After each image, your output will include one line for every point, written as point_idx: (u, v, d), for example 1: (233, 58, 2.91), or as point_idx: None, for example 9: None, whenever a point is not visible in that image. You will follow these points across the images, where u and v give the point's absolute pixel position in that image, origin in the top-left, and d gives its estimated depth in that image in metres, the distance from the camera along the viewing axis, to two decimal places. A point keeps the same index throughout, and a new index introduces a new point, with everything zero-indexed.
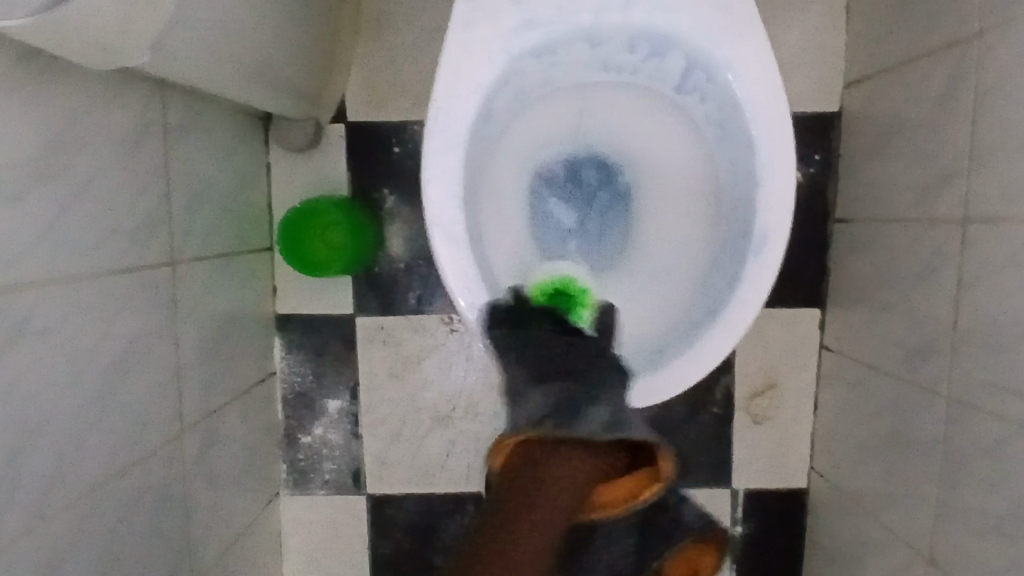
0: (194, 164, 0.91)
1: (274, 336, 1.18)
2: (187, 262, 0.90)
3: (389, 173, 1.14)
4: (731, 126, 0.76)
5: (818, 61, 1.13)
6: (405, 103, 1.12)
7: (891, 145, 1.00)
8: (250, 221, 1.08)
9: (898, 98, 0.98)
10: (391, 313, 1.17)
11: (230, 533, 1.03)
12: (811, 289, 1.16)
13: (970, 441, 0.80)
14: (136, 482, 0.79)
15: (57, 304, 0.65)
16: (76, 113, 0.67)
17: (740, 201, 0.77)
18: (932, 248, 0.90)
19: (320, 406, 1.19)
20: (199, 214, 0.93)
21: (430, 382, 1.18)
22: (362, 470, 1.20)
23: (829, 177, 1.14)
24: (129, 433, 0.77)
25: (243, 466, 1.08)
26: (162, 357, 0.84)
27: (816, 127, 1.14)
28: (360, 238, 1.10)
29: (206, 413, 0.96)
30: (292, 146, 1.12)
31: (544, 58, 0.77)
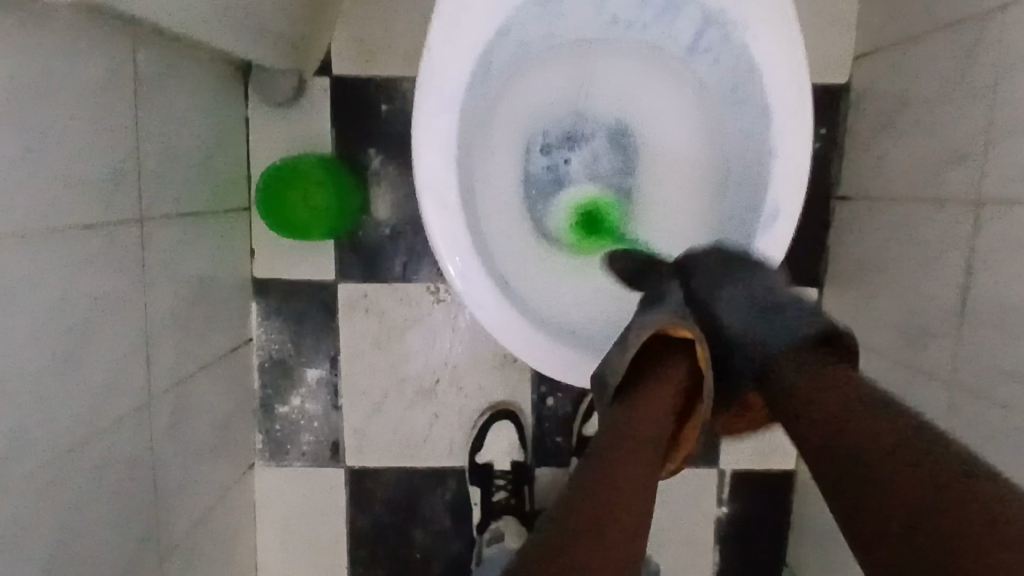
0: (165, 114, 0.84)
1: (251, 301, 1.12)
2: (159, 220, 0.84)
3: (376, 133, 1.08)
4: (743, 91, 0.71)
5: (829, 31, 1.08)
6: (394, 58, 1.06)
7: (900, 120, 0.96)
8: (226, 179, 1.02)
9: (911, 72, 0.94)
10: (375, 281, 1.12)
11: (202, 505, 0.99)
12: (809, 269, 1.13)
13: (972, 429, 0.79)
14: (102, 452, 0.74)
15: (11, 261, 0.59)
16: (40, 51, 0.61)
17: (750, 171, 0.73)
18: (940, 229, 0.87)
19: (299, 375, 1.15)
20: (171, 169, 0.86)
21: (415, 353, 1.14)
22: (341, 442, 1.16)
23: (832, 154, 1.10)
24: (94, 401, 0.73)
25: (217, 436, 1.03)
26: (130, 320, 0.79)
27: (822, 100, 1.10)
28: (344, 199, 1.05)
29: (178, 381, 0.91)
30: (273, 100, 1.05)
31: (547, 11, 0.72)
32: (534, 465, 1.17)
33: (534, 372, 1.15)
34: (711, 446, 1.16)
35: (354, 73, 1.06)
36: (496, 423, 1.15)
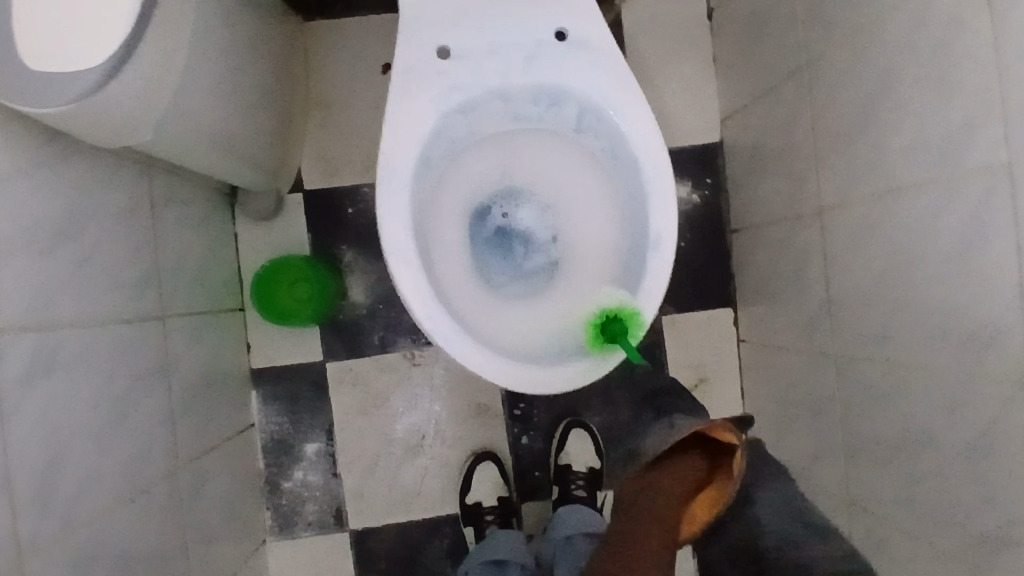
0: (176, 232, 1.04)
1: (251, 389, 1.28)
2: (174, 317, 1.02)
3: (346, 231, 1.29)
4: (620, 154, 0.95)
5: (699, 103, 1.36)
6: (354, 169, 1.29)
7: (761, 162, 1.21)
8: (224, 284, 1.21)
9: (760, 125, 1.20)
10: (357, 356, 1.29)
11: (222, 572, 1.10)
12: (722, 293, 1.34)
13: (855, 386, 0.97)
14: (140, 511, 0.88)
15: (69, 352, 0.76)
16: (87, 187, 0.82)
17: (637, 211, 0.95)
18: (802, 238, 1.09)
19: (300, 449, 1.28)
20: (182, 276, 1.06)
21: (400, 415, 1.30)
22: (343, 507, 1.29)
23: (721, 195, 1.35)
24: (132, 467, 0.87)
25: (231, 511, 1.15)
26: (156, 400, 0.95)
27: (704, 157, 1.36)
28: (324, 288, 1.24)
29: (195, 456, 1.05)
30: (259, 214, 1.25)
31: (467, 115, 0.95)
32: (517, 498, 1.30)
33: (505, 414, 1.31)
34: None
35: (322, 184, 1.29)
36: (481, 464, 1.28)
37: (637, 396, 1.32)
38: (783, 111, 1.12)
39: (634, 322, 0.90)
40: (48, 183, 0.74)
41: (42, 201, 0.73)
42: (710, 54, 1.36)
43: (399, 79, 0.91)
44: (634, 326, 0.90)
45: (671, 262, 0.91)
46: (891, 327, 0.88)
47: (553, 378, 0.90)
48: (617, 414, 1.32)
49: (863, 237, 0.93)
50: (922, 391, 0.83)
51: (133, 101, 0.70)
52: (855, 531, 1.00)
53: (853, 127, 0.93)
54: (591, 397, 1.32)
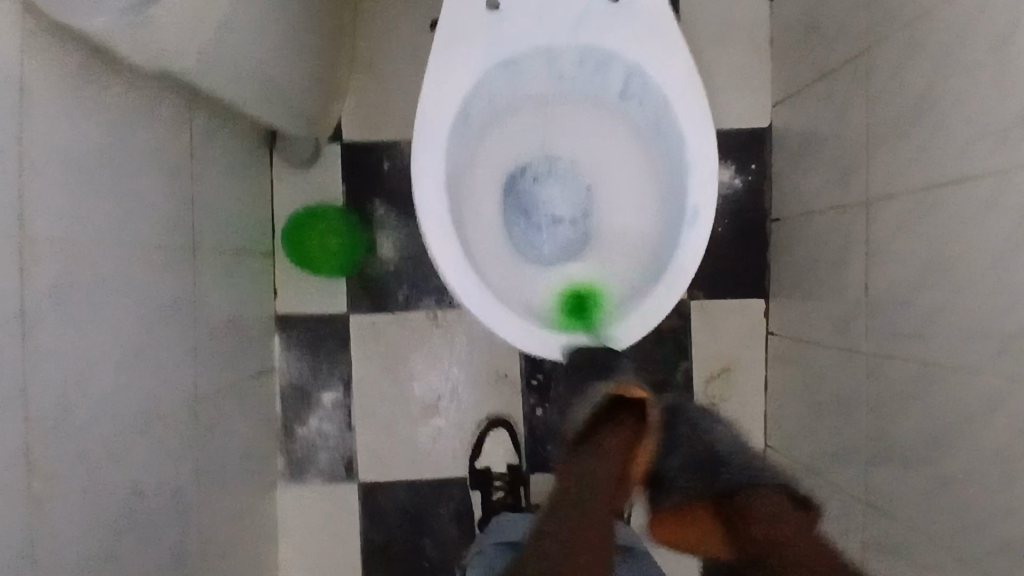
0: (212, 171, 1.06)
1: (275, 334, 1.29)
2: (204, 253, 1.03)
3: (380, 186, 1.29)
4: (663, 123, 0.93)
5: (749, 86, 1.32)
6: (393, 124, 1.28)
7: (808, 150, 1.17)
8: (256, 227, 1.22)
9: (811, 111, 1.16)
10: (381, 311, 1.29)
11: (232, 509, 1.12)
12: (756, 282, 1.31)
13: (885, 385, 0.94)
14: (157, 436, 0.90)
15: (94, 273, 0.77)
16: (126, 113, 0.83)
17: (676, 183, 0.93)
18: (844, 230, 1.05)
19: (317, 399, 1.30)
20: (215, 214, 1.07)
21: (418, 374, 1.30)
22: (354, 458, 1.30)
23: (765, 183, 1.31)
24: (151, 393, 0.89)
25: (245, 450, 1.17)
26: (180, 332, 0.96)
27: (751, 141, 1.32)
28: (354, 240, 1.25)
29: (214, 392, 1.07)
30: (294, 162, 1.26)
31: (510, 71, 0.94)
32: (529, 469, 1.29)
33: (523, 384, 1.30)
34: None
35: (360, 138, 1.29)
36: (493, 430, 1.29)
37: (658, 378, 1.30)
38: (836, 97, 1.07)
39: (664, 298, 0.88)
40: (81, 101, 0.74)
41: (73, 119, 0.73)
42: (767, 34, 1.31)
43: (445, 28, 0.89)
44: (665, 299, 0.88)
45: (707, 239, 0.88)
46: (927, 326, 0.85)
47: (574, 348, 0.89)
48: None
49: (907, 231, 0.89)
50: (954, 395, 0.80)
51: (173, 27, 0.70)
52: (869, 534, 0.98)
53: (909, 116, 0.89)
54: None
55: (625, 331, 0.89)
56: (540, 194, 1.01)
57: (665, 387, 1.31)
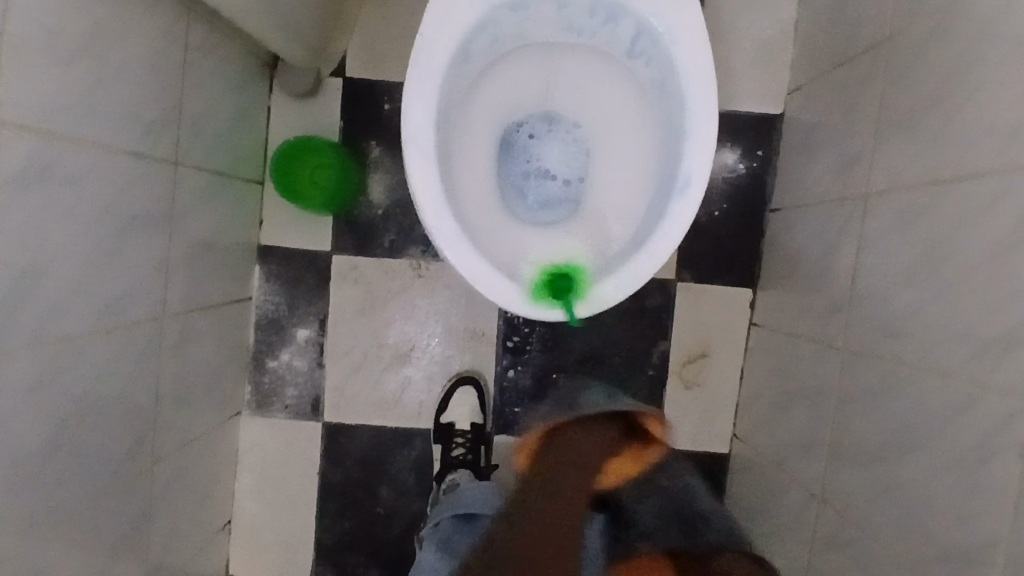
0: (205, 85, 1.03)
1: (255, 264, 1.28)
2: (188, 168, 1.02)
3: (378, 127, 1.26)
4: (668, 86, 0.91)
5: (766, 70, 1.28)
6: (398, 65, 1.26)
7: (815, 141, 1.14)
8: (246, 152, 1.20)
9: (823, 100, 1.13)
10: (365, 254, 1.28)
11: (190, 429, 1.12)
12: (745, 271, 1.29)
13: (856, 383, 0.93)
14: (118, 343, 0.89)
15: (66, 165, 0.75)
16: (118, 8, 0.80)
17: (673, 150, 0.91)
18: (839, 224, 1.03)
19: (291, 333, 1.29)
20: (204, 131, 1.05)
21: (394, 322, 1.29)
22: (321, 398, 1.29)
23: (768, 171, 1.28)
24: (116, 299, 0.88)
25: (211, 374, 1.17)
26: (154, 243, 0.95)
27: (760, 127, 1.29)
28: (344, 178, 1.23)
29: (185, 310, 1.06)
30: (292, 90, 1.24)
31: (518, 13, 0.91)
32: (490, 428, 1.30)
33: (498, 345, 1.29)
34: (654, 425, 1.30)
35: (363, 75, 1.26)
36: (461, 387, 1.29)
37: (634, 356, 1.29)
38: (850, 88, 1.04)
39: (643, 265, 0.87)
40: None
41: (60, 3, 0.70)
42: (791, 18, 1.27)
43: None
44: (646, 266, 0.87)
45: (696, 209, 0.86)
46: (907, 327, 0.83)
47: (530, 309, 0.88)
48: (610, 369, 1.29)
49: (901, 229, 0.87)
50: (923, 397, 0.78)
51: None
52: (821, 530, 0.97)
53: (920, 110, 0.86)
54: (587, 348, 1.29)
55: (601, 294, 0.87)
56: (534, 150, 1.02)
57: (640, 365, 1.29)
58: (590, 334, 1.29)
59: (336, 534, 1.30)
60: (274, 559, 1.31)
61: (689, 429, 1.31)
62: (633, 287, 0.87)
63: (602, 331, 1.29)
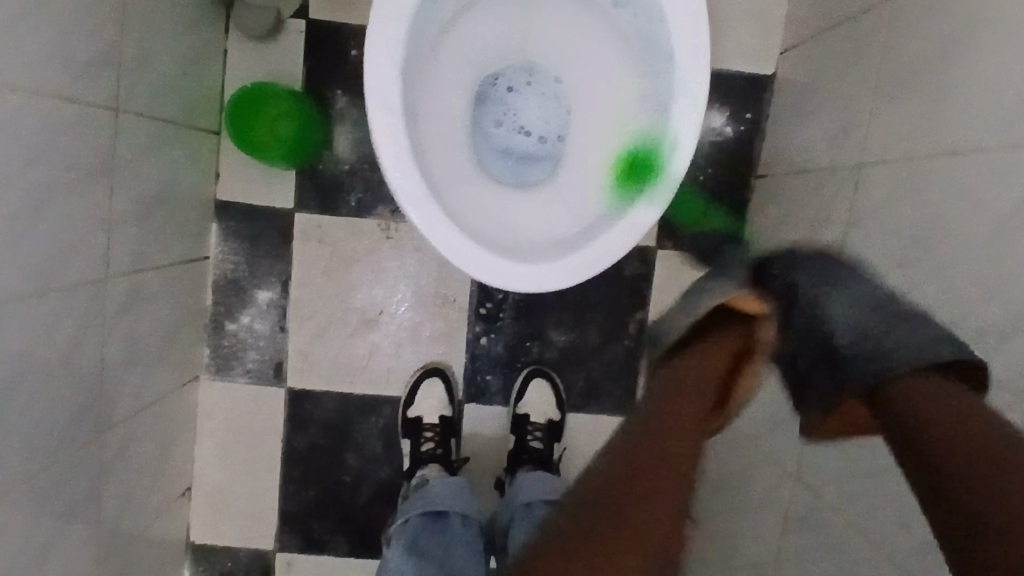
0: (150, 23, 0.93)
1: (212, 220, 1.20)
2: (131, 114, 0.93)
3: (344, 75, 1.17)
4: (655, 38, 0.84)
5: (758, 26, 1.21)
6: (365, 7, 1.16)
7: (808, 103, 1.09)
8: (199, 99, 1.10)
9: (819, 61, 1.07)
10: (330, 213, 1.20)
11: (143, 396, 1.06)
12: (728, 239, 1.25)
13: None
14: (55, 307, 0.82)
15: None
16: None
17: (659, 109, 0.84)
18: (829, 195, 0.99)
19: (251, 295, 1.22)
20: (149, 74, 0.95)
21: (361, 285, 1.22)
22: (284, 362, 1.23)
23: (757, 136, 1.22)
24: (51, 259, 0.80)
25: (164, 337, 1.10)
26: (94, 197, 0.87)
27: (750, 87, 1.22)
28: (306, 128, 1.14)
29: (133, 270, 0.98)
30: (252, 34, 1.14)
31: None
32: (460, 417, 1.26)
33: (470, 310, 1.24)
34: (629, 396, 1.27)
35: (327, 18, 1.16)
36: (427, 380, 1.23)
37: (611, 324, 1.25)
38: (849, 48, 0.98)
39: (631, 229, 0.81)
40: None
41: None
42: None
43: None
44: (626, 235, 0.81)
45: (683, 175, 0.81)
46: None
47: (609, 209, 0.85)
48: (585, 337, 1.25)
49: (897, 203, 0.82)
50: None
51: None
52: (793, 510, 0.96)
53: (925, 74, 0.80)
54: (563, 317, 1.25)
55: (580, 263, 0.82)
56: (512, 105, 0.97)
57: (616, 335, 1.25)
58: (565, 301, 1.25)
59: (300, 503, 1.27)
60: (236, 528, 1.27)
61: None
62: (611, 258, 0.82)
63: (578, 299, 1.24)
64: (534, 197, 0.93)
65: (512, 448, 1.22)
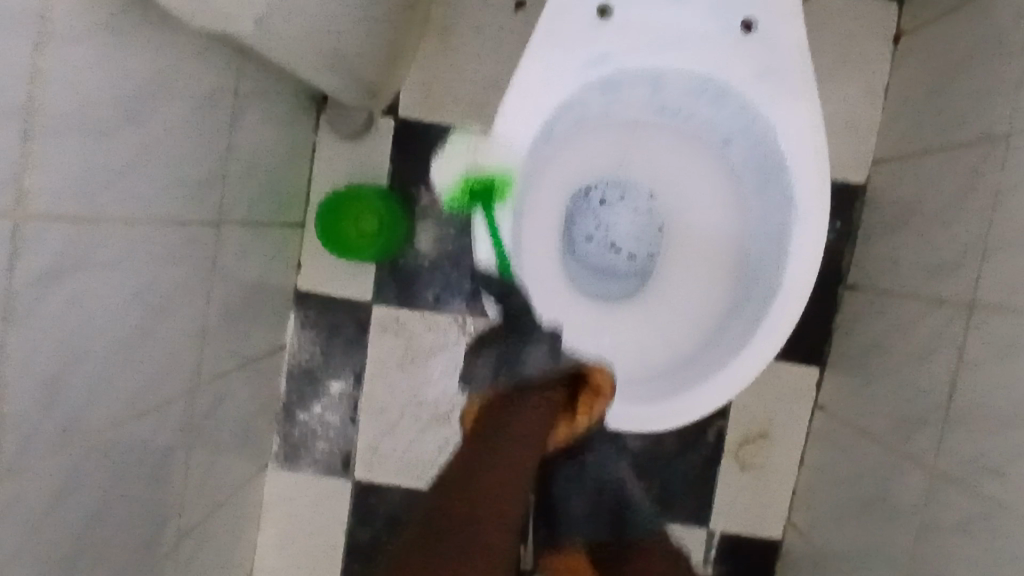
0: (254, 132, 0.95)
1: (291, 310, 1.20)
2: (230, 224, 0.94)
3: (430, 173, 1.18)
4: (772, 179, 0.83)
5: (850, 134, 1.20)
6: (456, 108, 1.17)
7: (911, 223, 1.06)
8: (290, 195, 1.12)
9: (924, 180, 1.04)
10: (408, 307, 1.20)
11: (219, 492, 1.05)
12: (813, 349, 1.21)
13: (952, 514, 0.85)
14: (149, 427, 0.81)
15: (98, 252, 0.66)
16: (172, 67, 0.72)
17: (769, 254, 0.84)
18: (937, 327, 0.95)
19: (324, 386, 1.22)
20: (249, 180, 0.97)
21: (435, 380, 1.21)
22: (353, 455, 1.22)
23: (847, 246, 1.20)
24: (153, 379, 0.80)
25: (243, 431, 1.10)
26: (193, 312, 0.87)
27: (842, 195, 1.20)
28: (393, 227, 1.14)
29: (219, 373, 0.98)
30: (343, 133, 1.16)
31: (610, 90, 0.84)
32: None
33: None
34: (706, 506, 1.22)
35: (418, 117, 1.18)
36: None
37: (688, 431, 1.21)
38: (962, 175, 0.95)
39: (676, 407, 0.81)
40: (118, 46, 0.63)
41: (106, 71, 0.62)
42: (884, 81, 1.19)
43: (548, 24, 0.79)
44: (721, 393, 0.80)
45: (799, 312, 0.79)
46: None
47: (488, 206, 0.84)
48: (661, 444, 1.22)
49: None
50: None
51: None
52: None
53: None
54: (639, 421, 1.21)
55: (694, 400, 0.80)
56: (603, 217, 0.95)
57: (694, 444, 1.22)
58: None
59: None
60: None
61: (741, 510, 1.23)
62: (735, 388, 0.80)
63: None
64: (640, 317, 0.92)
65: None
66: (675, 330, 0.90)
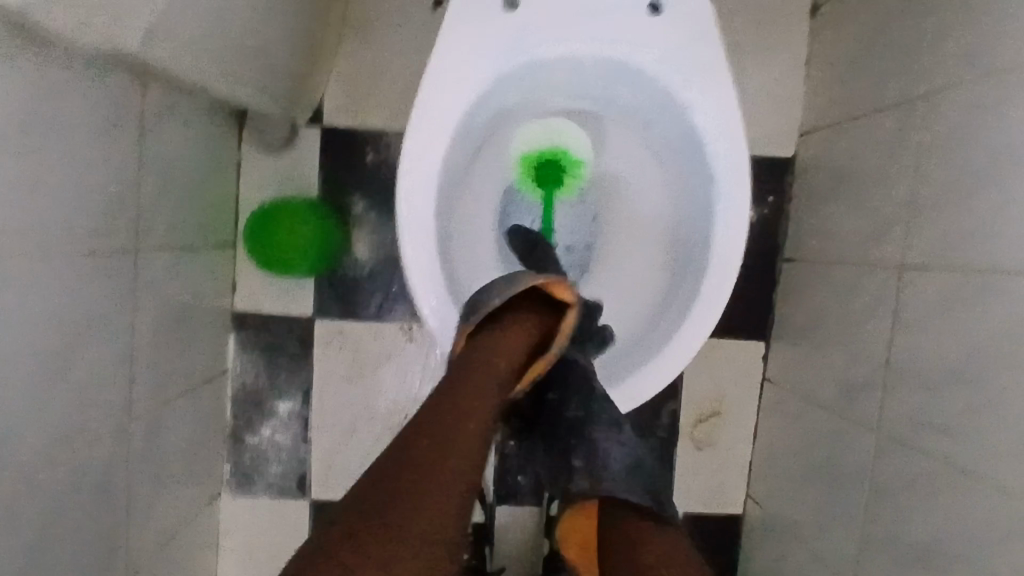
0: (169, 151, 0.91)
1: (230, 332, 1.17)
2: (151, 249, 0.90)
3: (362, 180, 1.16)
4: (694, 157, 0.84)
5: (775, 110, 1.22)
6: (382, 112, 1.15)
7: (838, 191, 1.08)
8: (216, 213, 1.08)
9: (847, 149, 1.06)
10: (351, 318, 1.18)
11: (169, 526, 1.01)
12: (758, 323, 1.23)
13: (898, 471, 0.87)
14: (79, 468, 0.77)
15: (4, 288, 0.63)
16: (68, 91, 0.69)
17: (698, 230, 0.84)
18: (870, 291, 0.97)
19: (271, 407, 1.18)
20: (168, 202, 0.93)
21: (386, 390, 1.19)
22: (308, 474, 1.19)
23: (781, 221, 1.22)
24: (77, 417, 0.76)
25: (189, 460, 1.06)
26: (117, 344, 0.83)
27: (772, 170, 1.22)
28: (327, 238, 1.12)
29: (156, 403, 0.94)
30: (268, 145, 1.13)
31: (526, 81, 0.84)
32: (493, 523, 1.21)
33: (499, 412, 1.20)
34: None
35: (345, 124, 1.15)
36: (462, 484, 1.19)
37: (643, 416, 1.22)
38: (881, 141, 0.98)
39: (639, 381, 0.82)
40: (14, 72, 0.60)
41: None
42: (803, 55, 1.21)
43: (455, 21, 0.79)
44: (663, 373, 0.81)
45: (731, 286, 0.80)
46: (963, 423, 0.77)
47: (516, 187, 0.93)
48: None
49: (954, 313, 0.80)
50: (990, 509, 0.72)
51: None
52: None
53: (969, 177, 0.80)
54: None
55: (640, 381, 0.81)
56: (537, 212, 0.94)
57: (650, 428, 1.23)
58: None
59: None
60: None
61: (703, 489, 1.24)
62: (677, 367, 0.80)
63: None
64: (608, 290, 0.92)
65: (548, 555, 1.15)
66: (618, 323, 0.90)
